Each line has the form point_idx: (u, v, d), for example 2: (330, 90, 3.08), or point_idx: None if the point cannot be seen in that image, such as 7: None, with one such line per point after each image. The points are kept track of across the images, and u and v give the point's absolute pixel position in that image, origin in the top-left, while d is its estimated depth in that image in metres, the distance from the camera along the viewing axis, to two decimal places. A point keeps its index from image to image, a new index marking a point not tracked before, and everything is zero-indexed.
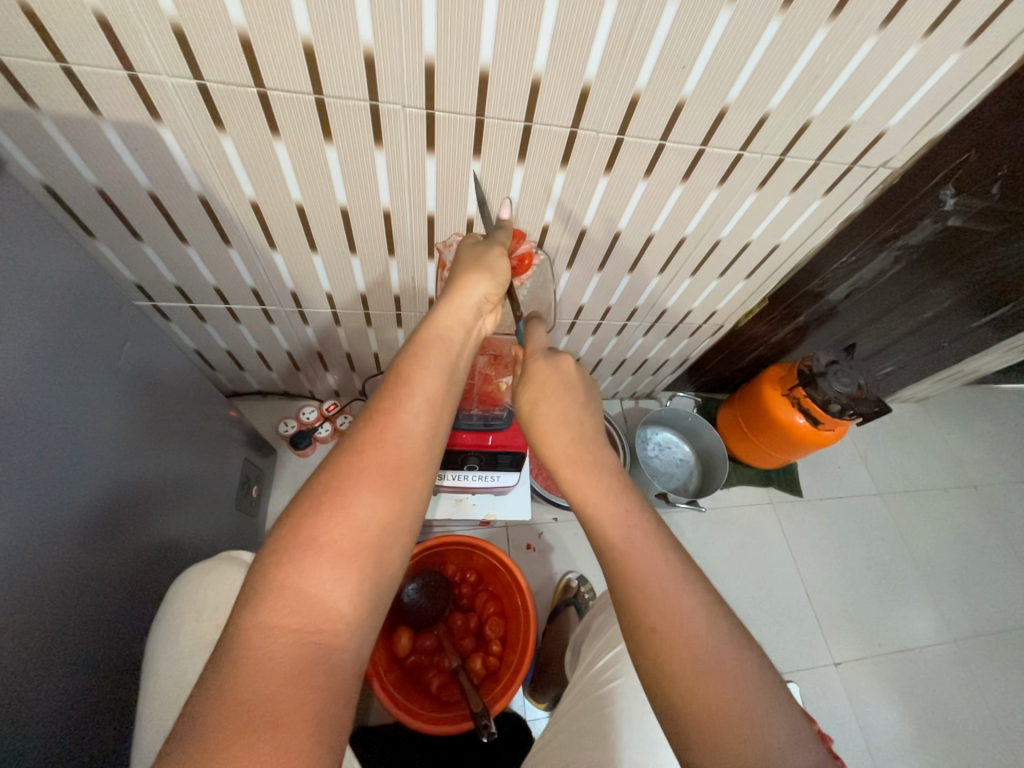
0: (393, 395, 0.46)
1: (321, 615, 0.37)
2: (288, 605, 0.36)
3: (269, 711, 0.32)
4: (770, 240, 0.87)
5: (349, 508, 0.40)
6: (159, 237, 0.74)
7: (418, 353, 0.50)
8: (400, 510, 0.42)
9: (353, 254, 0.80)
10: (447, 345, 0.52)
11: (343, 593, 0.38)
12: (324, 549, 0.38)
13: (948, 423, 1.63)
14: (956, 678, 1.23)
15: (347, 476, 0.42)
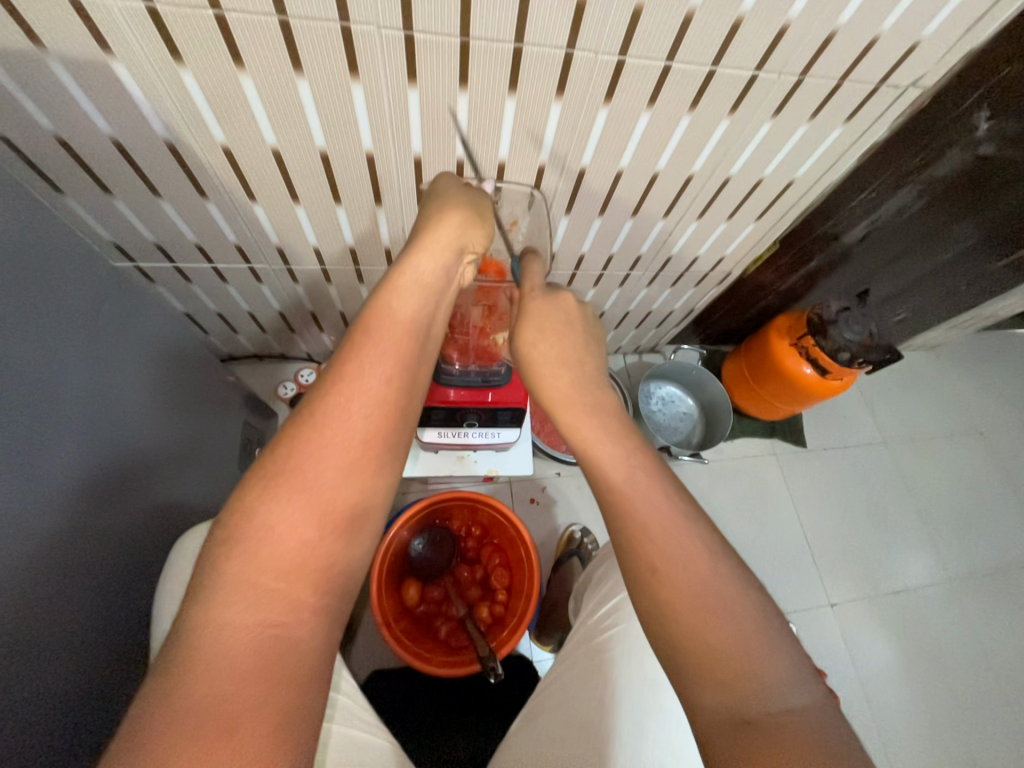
0: (352, 371, 0.46)
1: (282, 604, 0.37)
2: (252, 596, 0.37)
3: (227, 708, 0.33)
4: (783, 177, 0.81)
5: (313, 488, 0.41)
6: (130, 191, 0.70)
7: (376, 325, 0.49)
8: (368, 479, 0.44)
9: (337, 204, 0.75)
10: (419, 307, 0.51)
11: (304, 581, 0.39)
12: (283, 537, 0.39)
13: (959, 370, 1.59)
14: (948, 616, 1.27)
15: (304, 458, 0.42)
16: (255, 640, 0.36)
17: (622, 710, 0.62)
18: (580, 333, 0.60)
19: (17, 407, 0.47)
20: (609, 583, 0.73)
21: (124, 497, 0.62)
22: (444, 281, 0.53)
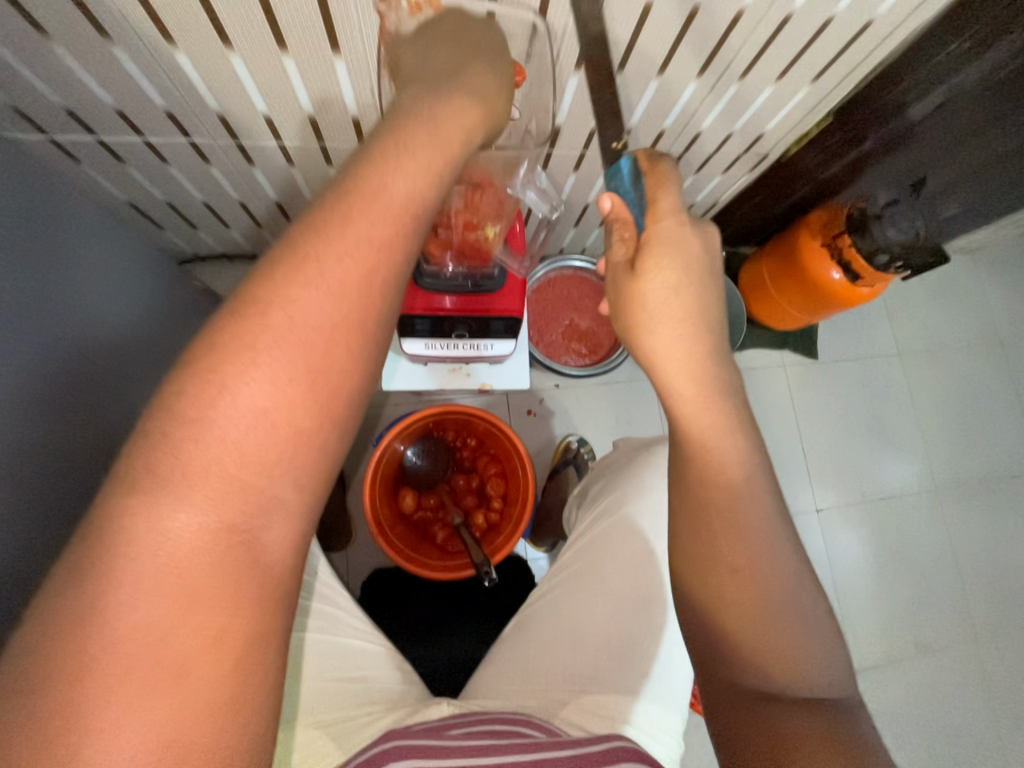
0: (335, 218, 0.35)
1: (238, 508, 0.32)
2: (204, 492, 0.32)
3: (168, 637, 0.30)
4: (858, 16, 0.63)
5: (280, 358, 0.33)
6: (8, 29, 0.54)
7: (375, 162, 0.37)
8: (344, 374, 0.35)
9: (284, 52, 0.58)
10: (388, 182, 0.37)
11: (269, 486, 0.33)
12: (244, 413, 0.33)
13: (996, 275, 1.46)
14: (928, 520, 1.32)
15: (271, 320, 0.33)
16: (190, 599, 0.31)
17: (610, 616, 0.65)
18: (707, 284, 0.51)
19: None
20: (611, 499, 0.71)
21: (69, 410, 0.56)
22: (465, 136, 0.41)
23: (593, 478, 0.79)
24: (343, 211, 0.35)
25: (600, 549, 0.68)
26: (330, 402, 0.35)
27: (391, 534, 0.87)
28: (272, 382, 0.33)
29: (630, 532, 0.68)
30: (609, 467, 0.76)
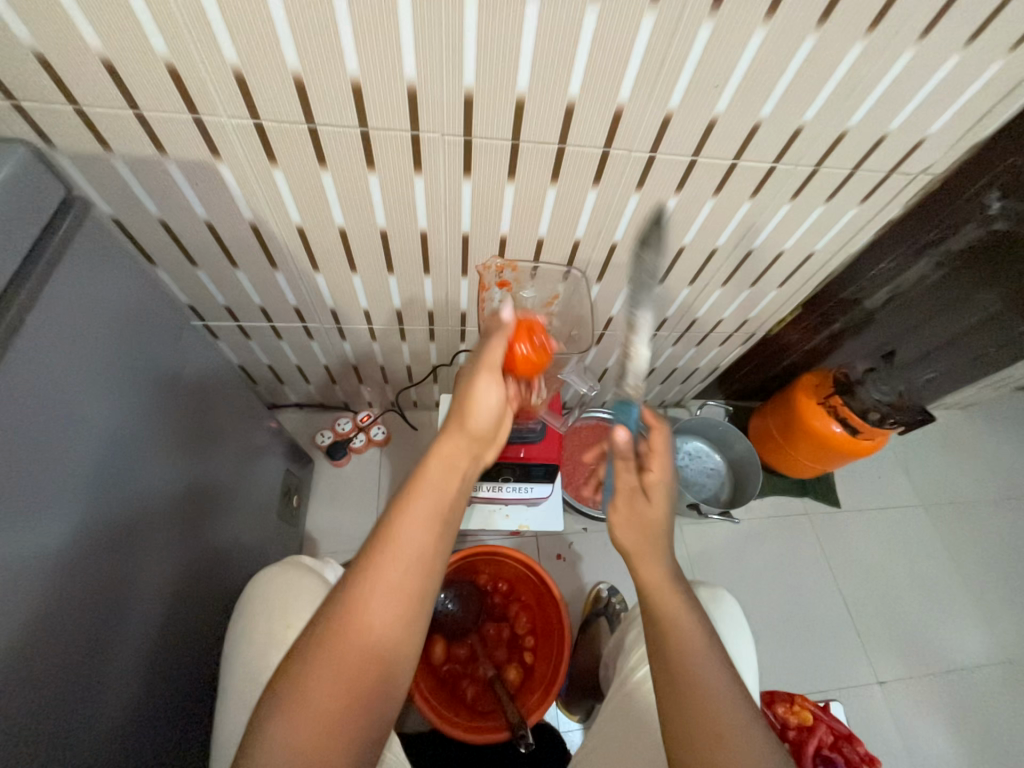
0: (357, 588, 0.46)
1: (321, 731, 0.42)
2: (295, 734, 0.42)
3: None
4: (803, 250, 0.85)
5: (320, 686, 0.43)
6: (212, 263, 0.77)
7: (381, 546, 0.48)
8: (370, 683, 0.44)
9: (391, 272, 0.82)
10: (456, 456, 0.55)
11: (333, 715, 0.43)
12: (311, 701, 0.42)
13: (996, 432, 1.55)
14: (1008, 702, 1.17)
15: (317, 660, 0.44)
16: (330, 680, 0.43)
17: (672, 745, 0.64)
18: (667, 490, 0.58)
19: (83, 463, 0.50)
20: None
21: (182, 546, 0.65)
22: (447, 502, 0.52)
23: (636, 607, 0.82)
24: (363, 577, 0.47)
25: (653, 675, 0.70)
26: (351, 687, 0.44)
27: (425, 690, 0.83)
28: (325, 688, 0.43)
29: None
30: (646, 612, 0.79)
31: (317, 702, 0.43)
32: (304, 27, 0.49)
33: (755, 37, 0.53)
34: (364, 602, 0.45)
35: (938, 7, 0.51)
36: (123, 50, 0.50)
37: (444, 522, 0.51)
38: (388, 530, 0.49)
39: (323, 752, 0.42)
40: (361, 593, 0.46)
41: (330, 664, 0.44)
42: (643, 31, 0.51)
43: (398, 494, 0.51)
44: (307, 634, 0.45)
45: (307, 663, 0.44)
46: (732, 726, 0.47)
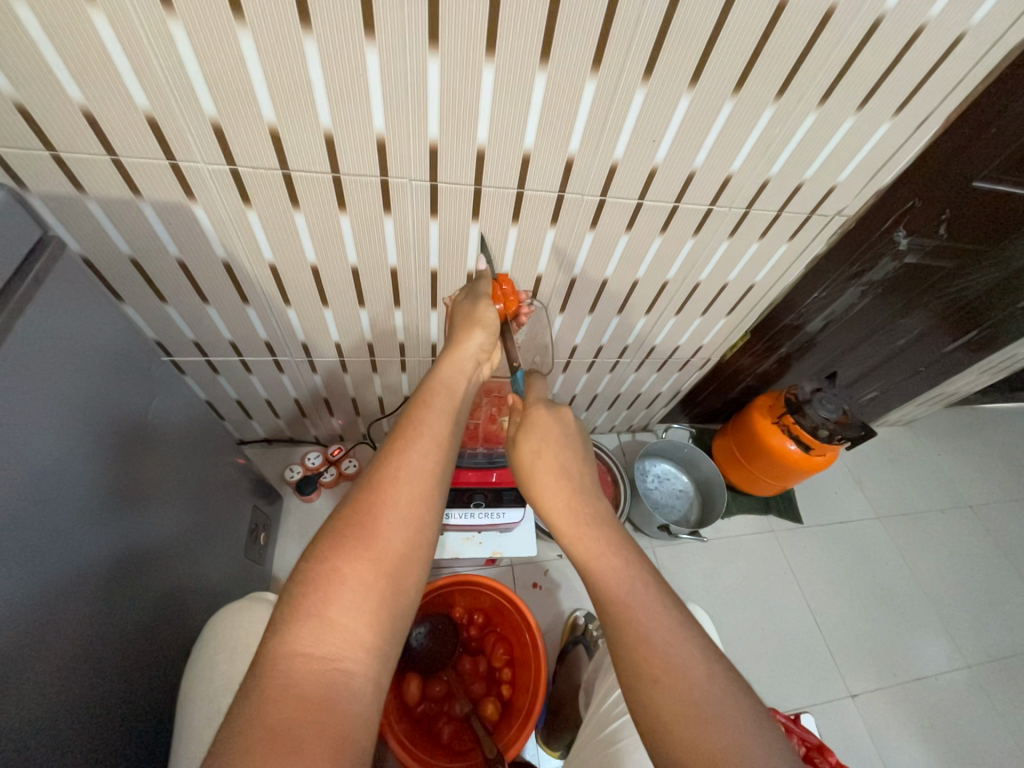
0: (378, 487, 0.47)
1: (342, 639, 0.39)
2: (318, 635, 0.39)
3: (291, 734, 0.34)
4: (744, 282, 0.94)
5: (346, 578, 0.41)
6: (182, 299, 0.78)
7: (399, 445, 0.50)
8: (396, 585, 0.43)
9: (361, 306, 0.85)
10: (449, 392, 0.57)
11: (358, 616, 0.40)
12: (339, 590, 0.41)
13: (937, 445, 1.66)
14: (972, 707, 1.21)
15: (339, 553, 0.42)
16: (347, 588, 0.41)
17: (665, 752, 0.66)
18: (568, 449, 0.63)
19: (49, 501, 0.49)
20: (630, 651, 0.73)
21: (143, 586, 0.63)
22: (453, 416, 0.56)
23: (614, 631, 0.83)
24: (381, 478, 0.47)
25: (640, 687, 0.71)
26: (378, 582, 0.42)
27: (400, 732, 0.80)
28: (352, 584, 0.41)
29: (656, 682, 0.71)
30: None
31: (332, 610, 0.40)
32: (280, 86, 0.53)
33: (683, 101, 0.61)
34: (379, 506, 0.45)
35: (830, 81, 0.61)
36: (105, 103, 0.53)
37: (452, 429, 0.54)
38: (393, 448, 0.50)
39: (339, 661, 0.38)
40: (374, 501, 0.46)
41: (346, 570, 0.42)
42: (587, 93, 0.58)
43: (405, 406, 0.55)
44: (306, 554, 0.43)
45: (315, 575, 0.41)
46: (663, 664, 0.46)
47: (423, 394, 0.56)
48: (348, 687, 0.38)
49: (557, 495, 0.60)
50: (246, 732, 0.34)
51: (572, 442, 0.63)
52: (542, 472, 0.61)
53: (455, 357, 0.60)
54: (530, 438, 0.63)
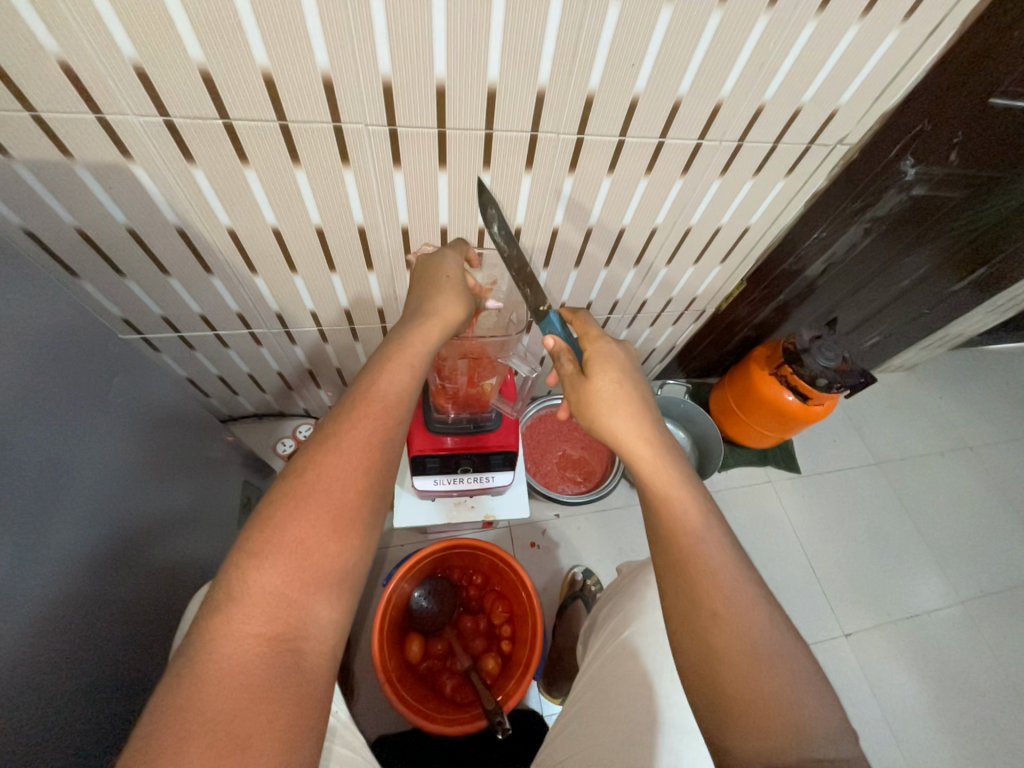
0: (321, 456, 0.43)
1: (288, 619, 0.38)
2: (257, 616, 0.37)
3: (235, 725, 0.34)
4: (739, 224, 0.88)
5: (286, 555, 0.39)
6: (143, 272, 0.74)
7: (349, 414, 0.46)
8: (345, 564, 0.41)
9: (333, 271, 0.80)
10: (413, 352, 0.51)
11: (305, 596, 0.39)
12: (277, 570, 0.39)
13: (939, 389, 1.63)
14: (963, 640, 1.25)
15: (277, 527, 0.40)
16: (308, 565, 0.40)
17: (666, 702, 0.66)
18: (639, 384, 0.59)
19: (12, 497, 0.47)
20: (624, 610, 0.75)
21: (131, 565, 0.63)
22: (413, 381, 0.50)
23: (603, 600, 0.84)
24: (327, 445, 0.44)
25: (641, 643, 0.70)
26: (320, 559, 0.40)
27: (400, 686, 0.83)
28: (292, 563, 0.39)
29: (648, 644, 0.70)
30: (612, 592, 0.82)
31: (289, 590, 0.39)
32: (205, 22, 0.47)
33: (664, 14, 0.54)
34: (319, 478, 0.42)
35: None
36: (13, 51, 0.47)
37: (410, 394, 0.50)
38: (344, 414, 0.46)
39: (289, 642, 0.38)
40: (316, 473, 0.42)
41: (310, 545, 0.40)
42: (554, 12, 0.52)
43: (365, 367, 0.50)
44: (259, 525, 0.40)
45: (274, 551, 0.39)
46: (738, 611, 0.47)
47: (403, 355, 0.51)
48: (298, 667, 0.38)
49: (625, 423, 0.56)
50: (186, 722, 0.33)
51: (638, 371, 0.60)
52: (617, 400, 0.56)
53: (439, 318, 0.53)
54: (602, 368, 0.57)
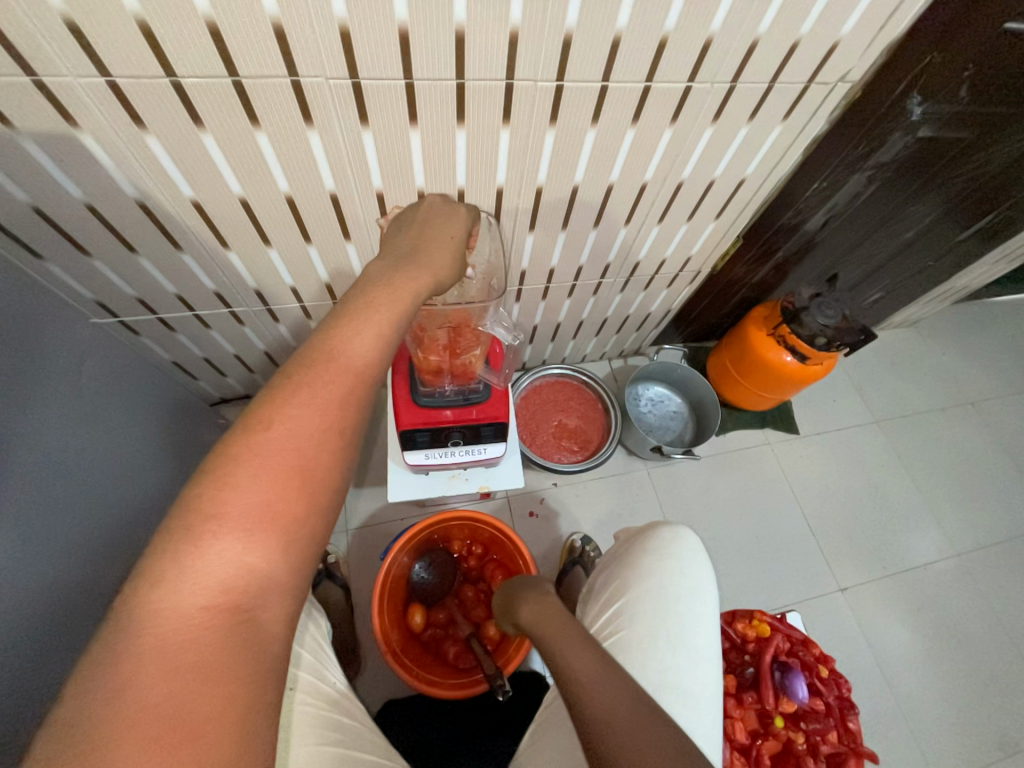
0: (276, 416, 0.36)
1: (244, 589, 0.33)
2: (204, 586, 0.32)
3: (184, 708, 0.29)
4: (733, 176, 0.83)
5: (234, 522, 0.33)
6: (109, 252, 0.71)
7: (313, 368, 0.38)
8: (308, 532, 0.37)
9: (309, 242, 0.77)
10: (396, 299, 0.43)
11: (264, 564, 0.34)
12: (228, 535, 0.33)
13: (941, 345, 1.60)
14: (956, 591, 1.27)
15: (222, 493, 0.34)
16: (276, 526, 0.35)
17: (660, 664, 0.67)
18: None
19: None
20: (619, 577, 0.75)
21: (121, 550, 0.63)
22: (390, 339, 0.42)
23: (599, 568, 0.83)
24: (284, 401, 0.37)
25: (634, 609, 0.71)
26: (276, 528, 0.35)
27: (402, 654, 0.85)
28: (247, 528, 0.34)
29: (644, 613, 0.70)
30: (608, 559, 0.82)
31: (246, 557, 0.33)
32: None
33: None
34: (272, 442, 0.36)
35: None
36: None
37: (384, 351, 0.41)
38: (305, 365, 0.38)
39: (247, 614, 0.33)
40: (269, 435, 0.36)
41: (278, 509, 0.35)
42: None
43: (334, 311, 0.41)
44: (212, 480, 0.34)
45: (235, 516, 0.33)
46: None
47: (388, 302, 0.42)
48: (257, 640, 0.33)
49: None
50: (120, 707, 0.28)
51: None
52: None
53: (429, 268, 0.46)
54: None
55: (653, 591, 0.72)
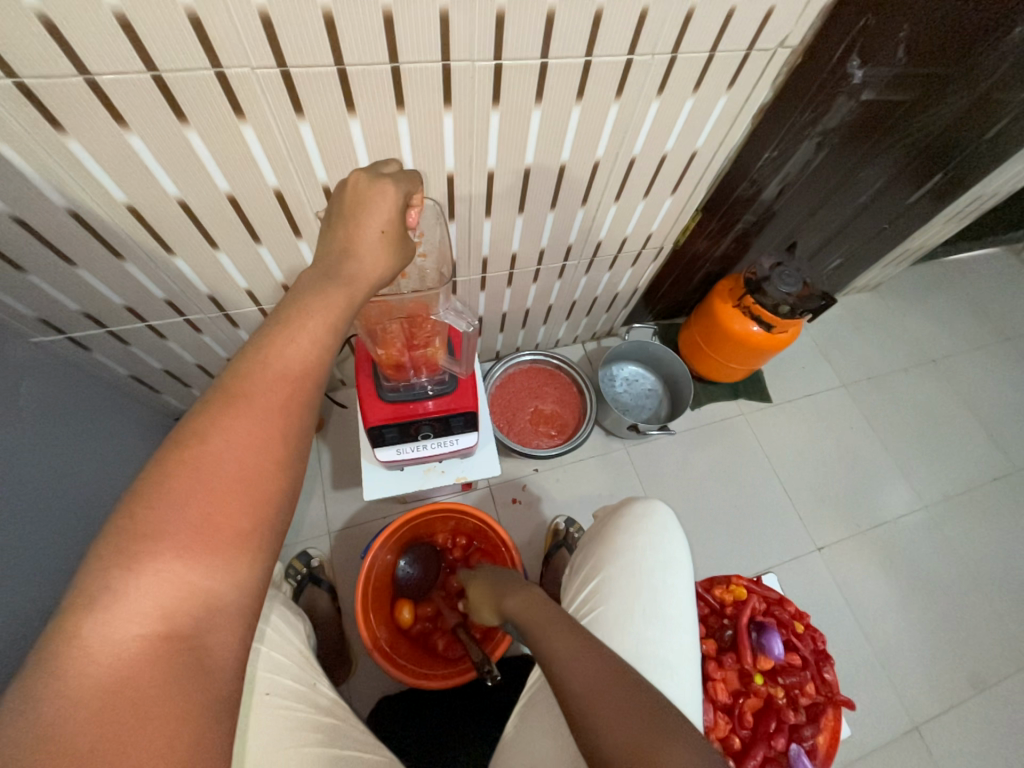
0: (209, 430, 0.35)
1: (186, 612, 0.33)
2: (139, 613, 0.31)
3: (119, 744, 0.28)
4: (685, 149, 0.83)
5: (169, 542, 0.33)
6: (46, 267, 0.68)
7: (246, 381, 0.38)
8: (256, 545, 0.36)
9: (258, 242, 0.75)
10: (331, 308, 0.42)
11: (207, 584, 0.34)
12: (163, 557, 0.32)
13: (902, 305, 1.65)
14: (926, 540, 1.32)
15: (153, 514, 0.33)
16: (214, 546, 0.34)
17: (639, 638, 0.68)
18: None
19: None
20: (597, 557, 0.76)
21: None
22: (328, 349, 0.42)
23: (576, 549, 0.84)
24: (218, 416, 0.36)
25: (612, 587, 0.72)
26: (217, 544, 0.34)
27: (390, 651, 0.85)
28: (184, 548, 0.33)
29: (622, 591, 0.71)
30: (585, 539, 0.83)
31: (184, 579, 0.33)
32: None
33: None
34: (205, 458, 0.35)
35: None
36: None
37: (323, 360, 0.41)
38: (239, 379, 0.38)
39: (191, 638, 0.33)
40: (200, 451, 0.35)
41: (217, 523, 0.34)
42: None
43: (267, 323, 0.41)
44: (141, 506, 0.33)
45: (171, 534, 0.33)
46: None
47: (323, 312, 0.42)
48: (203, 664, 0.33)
49: None
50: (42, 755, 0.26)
51: None
52: None
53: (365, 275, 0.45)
54: None
55: (630, 569, 0.73)
